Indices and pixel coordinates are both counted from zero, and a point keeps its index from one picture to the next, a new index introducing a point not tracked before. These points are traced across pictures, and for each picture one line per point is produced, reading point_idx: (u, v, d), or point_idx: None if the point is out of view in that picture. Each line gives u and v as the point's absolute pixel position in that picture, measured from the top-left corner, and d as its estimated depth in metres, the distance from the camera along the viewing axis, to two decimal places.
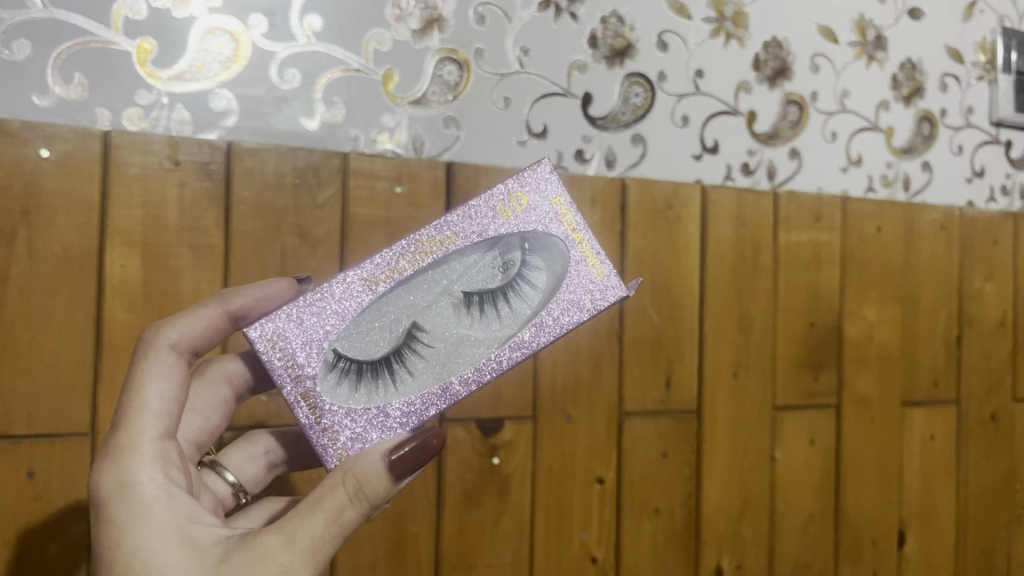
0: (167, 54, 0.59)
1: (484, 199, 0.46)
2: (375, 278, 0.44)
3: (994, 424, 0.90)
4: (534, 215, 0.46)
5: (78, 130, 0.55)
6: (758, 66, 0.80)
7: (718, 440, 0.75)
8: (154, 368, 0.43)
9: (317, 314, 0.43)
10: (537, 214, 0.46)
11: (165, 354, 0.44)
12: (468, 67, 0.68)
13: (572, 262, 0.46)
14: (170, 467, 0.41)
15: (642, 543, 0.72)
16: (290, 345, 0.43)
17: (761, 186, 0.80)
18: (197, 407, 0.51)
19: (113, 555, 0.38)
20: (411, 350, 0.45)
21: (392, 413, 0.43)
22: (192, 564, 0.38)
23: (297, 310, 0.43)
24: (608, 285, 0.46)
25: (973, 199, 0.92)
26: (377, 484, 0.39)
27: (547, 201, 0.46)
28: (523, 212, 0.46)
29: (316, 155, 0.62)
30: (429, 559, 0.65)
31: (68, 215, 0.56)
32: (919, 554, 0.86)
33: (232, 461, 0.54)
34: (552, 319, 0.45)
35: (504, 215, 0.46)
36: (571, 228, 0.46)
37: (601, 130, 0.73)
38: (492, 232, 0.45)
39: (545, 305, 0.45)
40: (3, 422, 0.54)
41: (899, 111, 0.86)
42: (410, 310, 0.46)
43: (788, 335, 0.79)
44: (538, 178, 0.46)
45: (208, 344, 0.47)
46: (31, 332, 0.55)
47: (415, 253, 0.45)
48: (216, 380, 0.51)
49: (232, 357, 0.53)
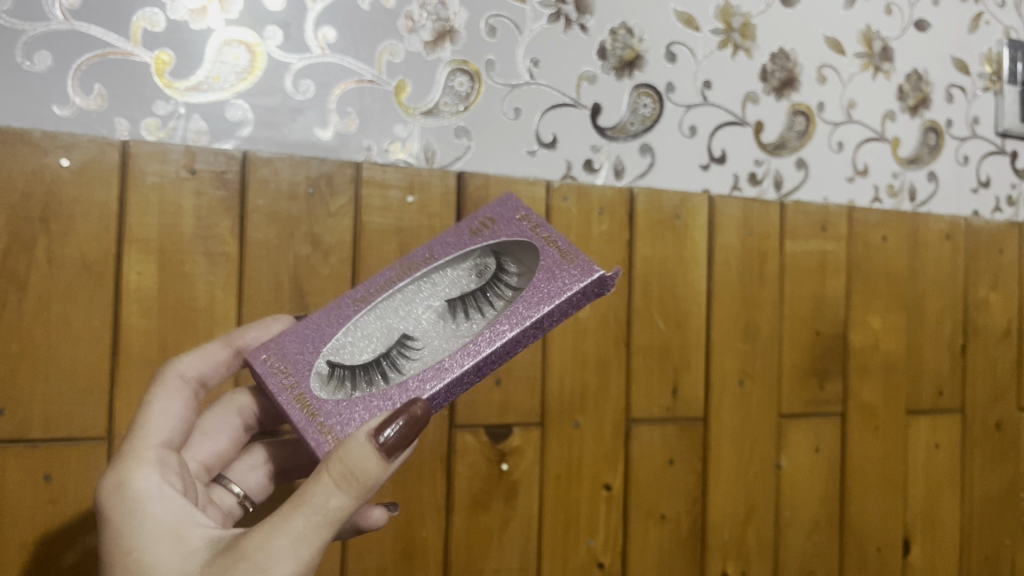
0: (185, 65, 0.60)
1: (456, 228, 0.50)
2: (362, 301, 0.48)
3: (998, 432, 0.91)
4: (502, 227, 0.49)
5: (97, 140, 0.57)
6: (765, 76, 0.80)
7: (723, 448, 0.76)
8: (162, 391, 0.47)
9: (306, 334, 0.46)
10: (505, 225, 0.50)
11: (173, 381, 0.47)
12: (479, 79, 0.69)
13: (545, 253, 0.47)
14: (167, 473, 0.43)
15: (649, 549, 0.73)
16: (283, 362, 0.45)
17: (767, 196, 0.81)
18: (207, 428, 0.53)
19: (111, 555, 0.39)
20: (401, 353, 0.45)
21: (385, 400, 0.42)
22: (182, 562, 0.38)
23: (292, 334, 0.47)
24: (586, 261, 0.46)
25: (979, 209, 0.92)
26: (364, 466, 0.38)
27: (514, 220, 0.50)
28: (492, 229, 0.50)
29: (330, 164, 0.63)
30: (437, 563, 0.66)
31: (86, 222, 0.57)
32: (924, 563, 0.87)
33: (236, 476, 0.54)
34: (531, 296, 0.45)
35: (475, 232, 0.50)
36: (537, 231, 0.49)
37: (610, 140, 0.74)
38: (463, 247, 0.49)
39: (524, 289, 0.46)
40: (21, 426, 0.55)
41: (905, 121, 0.87)
42: (399, 324, 0.47)
43: (795, 343, 0.80)
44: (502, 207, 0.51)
45: (218, 379, 0.50)
46: (50, 338, 0.56)
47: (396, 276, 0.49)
48: (228, 410, 0.53)
49: (244, 390, 0.55)
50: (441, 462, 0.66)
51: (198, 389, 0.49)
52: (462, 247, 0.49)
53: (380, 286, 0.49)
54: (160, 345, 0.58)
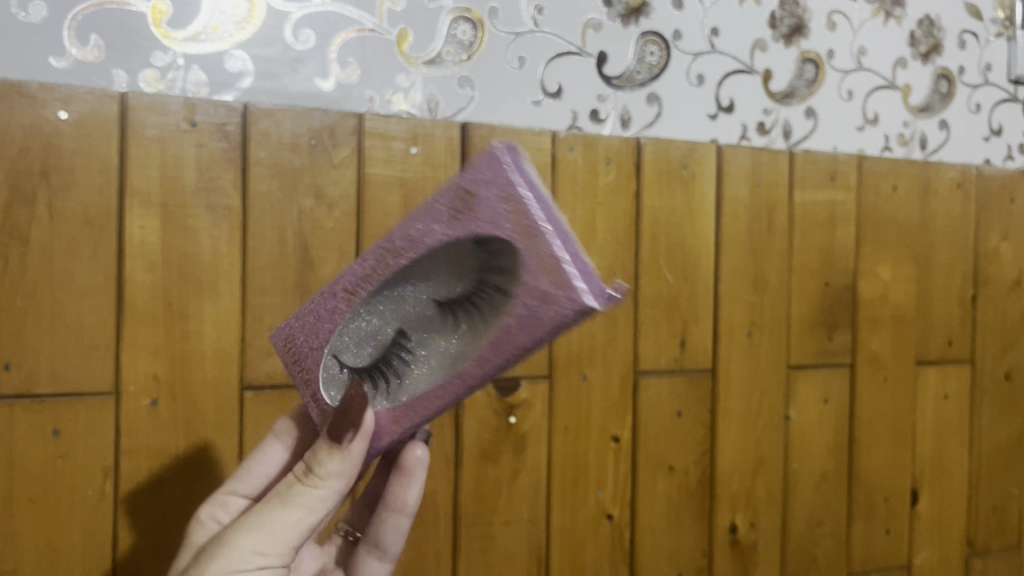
0: (182, 15, 0.59)
1: (443, 202, 0.42)
2: (352, 291, 0.44)
3: (1008, 383, 0.90)
4: (484, 215, 0.41)
5: (95, 92, 0.56)
6: (773, 23, 0.79)
7: (731, 399, 0.76)
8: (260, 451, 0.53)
9: (321, 314, 0.45)
10: (475, 210, 0.41)
11: (269, 445, 0.53)
12: (483, 26, 0.68)
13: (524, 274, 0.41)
14: (219, 514, 0.50)
15: (657, 499, 0.73)
16: (297, 346, 0.45)
17: (776, 145, 0.79)
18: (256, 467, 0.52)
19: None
20: (396, 357, 0.46)
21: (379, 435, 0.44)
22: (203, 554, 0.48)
23: (313, 320, 0.45)
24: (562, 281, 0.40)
25: (990, 157, 0.91)
26: (314, 452, 0.42)
27: (492, 173, 0.42)
28: (473, 208, 0.41)
29: (331, 116, 0.62)
30: (447, 519, 0.66)
31: (88, 175, 0.56)
32: (931, 513, 0.87)
33: (330, 470, 0.41)
34: (510, 336, 0.42)
35: (456, 214, 0.42)
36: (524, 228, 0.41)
37: (616, 89, 0.73)
38: (438, 211, 0.42)
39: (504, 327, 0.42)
40: (28, 381, 0.55)
41: (916, 68, 0.86)
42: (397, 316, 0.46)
43: (803, 294, 0.79)
44: (500, 168, 0.41)
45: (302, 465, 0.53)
46: (54, 293, 0.55)
47: (383, 266, 0.43)
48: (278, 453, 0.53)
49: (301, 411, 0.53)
50: (449, 418, 0.65)
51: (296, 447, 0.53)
52: (439, 222, 0.42)
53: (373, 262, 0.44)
54: (166, 300, 0.58)
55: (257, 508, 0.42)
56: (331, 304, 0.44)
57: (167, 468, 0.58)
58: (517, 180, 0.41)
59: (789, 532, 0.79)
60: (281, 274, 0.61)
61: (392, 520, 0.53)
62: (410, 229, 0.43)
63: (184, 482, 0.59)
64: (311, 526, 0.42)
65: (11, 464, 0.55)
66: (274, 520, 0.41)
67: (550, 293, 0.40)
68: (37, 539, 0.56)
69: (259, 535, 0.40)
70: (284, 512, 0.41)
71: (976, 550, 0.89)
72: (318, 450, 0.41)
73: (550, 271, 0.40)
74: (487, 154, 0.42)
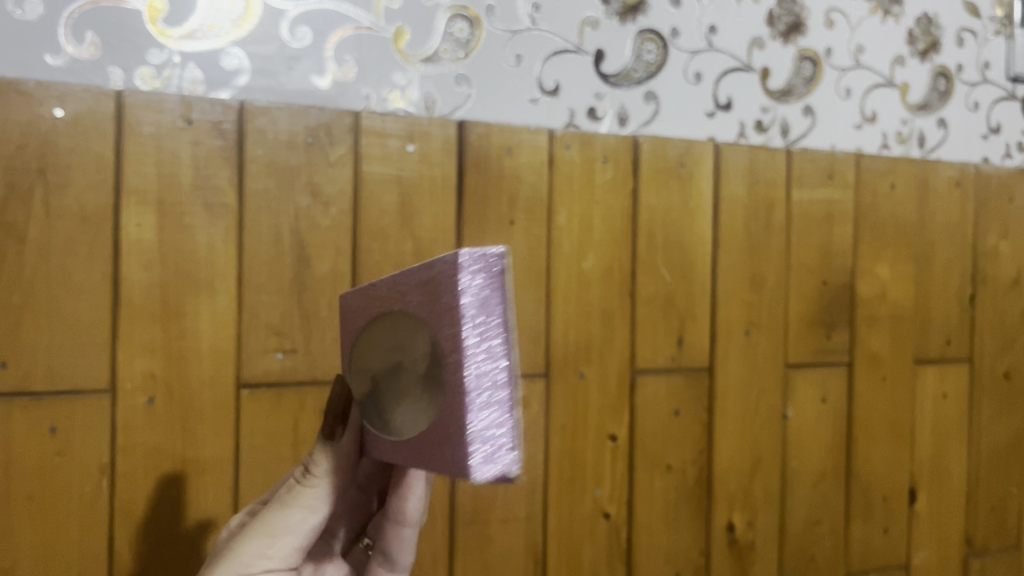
0: (179, 12, 0.59)
1: (422, 274, 0.37)
2: (361, 305, 0.41)
3: (1007, 382, 0.90)
4: (438, 313, 0.36)
5: (91, 90, 0.56)
6: (771, 21, 0.79)
7: (729, 398, 0.75)
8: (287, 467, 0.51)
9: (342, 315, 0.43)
10: (438, 300, 0.37)
11: None
12: (479, 24, 0.68)
13: (452, 410, 0.36)
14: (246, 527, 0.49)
15: (655, 498, 0.73)
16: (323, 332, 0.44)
17: (773, 143, 0.79)
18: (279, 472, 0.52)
19: None
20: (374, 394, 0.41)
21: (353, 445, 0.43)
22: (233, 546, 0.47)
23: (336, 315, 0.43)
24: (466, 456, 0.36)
25: (988, 155, 0.91)
26: (309, 456, 0.44)
27: (456, 279, 0.36)
28: (437, 303, 0.37)
29: (328, 114, 0.62)
30: (443, 517, 0.66)
31: (84, 173, 0.56)
32: (930, 512, 0.87)
33: (324, 472, 0.43)
34: (437, 458, 0.37)
35: (426, 295, 0.37)
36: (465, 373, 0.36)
37: (613, 87, 0.73)
38: (419, 276, 0.38)
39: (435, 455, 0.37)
40: (24, 378, 0.55)
41: (914, 66, 0.86)
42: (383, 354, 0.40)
43: (801, 292, 0.79)
44: (464, 273, 0.36)
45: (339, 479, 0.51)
46: (51, 290, 0.55)
47: (380, 297, 0.40)
48: None
49: None
50: None
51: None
52: (414, 292, 0.38)
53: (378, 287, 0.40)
54: (162, 298, 0.58)
55: (260, 512, 0.44)
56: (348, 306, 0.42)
57: (164, 465, 0.58)
58: (468, 301, 0.36)
59: (787, 531, 0.79)
60: (278, 271, 0.61)
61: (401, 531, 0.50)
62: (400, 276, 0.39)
63: (181, 480, 0.59)
64: (312, 525, 0.44)
65: (8, 461, 0.55)
66: (278, 524, 0.43)
67: (462, 463, 0.36)
68: (33, 537, 0.56)
69: (261, 542, 0.42)
70: (286, 515, 0.43)
71: (975, 549, 0.89)
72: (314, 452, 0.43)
73: (464, 438, 0.36)
74: (460, 256, 0.36)
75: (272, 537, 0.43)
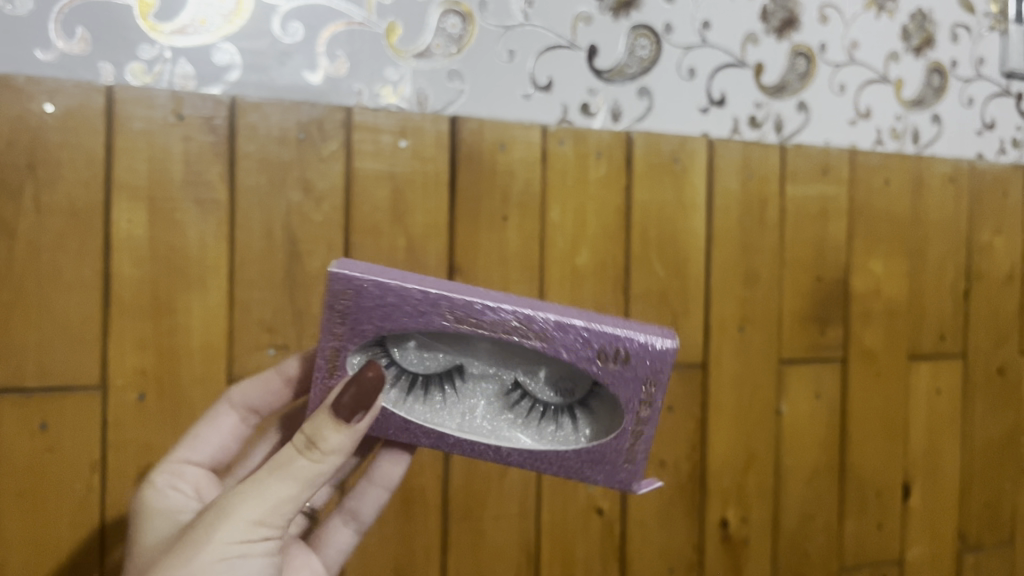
0: (169, 8, 0.59)
1: (600, 342, 0.40)
2: (469, 323, 0.39)
3: (1001, 377, 0.90)
4: (614, 377, 0.41)
5: (82, 85, 0.55)
6: (765, 17, 0.79)
7: (723, 394, 0.75)
8: (206, 417, 0.52)
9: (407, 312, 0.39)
10: (608, 365, 0.40)
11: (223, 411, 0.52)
12: (472, 20, 0.67)
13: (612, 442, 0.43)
14: (177, 482, 0.48)
15: (648, 494, 0.73)
16: (352, 311, 0.39)
17: (768, 139, 0.79)
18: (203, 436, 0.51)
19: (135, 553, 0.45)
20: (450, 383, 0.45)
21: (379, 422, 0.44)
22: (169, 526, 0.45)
23: (397, 307, 0.39)
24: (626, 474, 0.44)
25: (983, 151, 0.91)
26: (315, 420, 0.39)
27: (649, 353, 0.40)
28: (617, 370, 0.41)
29: (320, 109, 0.61)
30: (436, 513, 0.66)
31: (74, 169, 0.56)
32: (924, 508, 0.87)
33: (335, 446, 0.39)
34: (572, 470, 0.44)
35: (602, 361, 0.40)
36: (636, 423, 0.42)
37: (607, 83, 0.72)
38: (588, 339, 0.40)
39: (569, 463, 0.44)
40: (15, 375, 0.55)
41: (909, 62, 0.85)
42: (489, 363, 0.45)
43: (795, 288, 0.79)
44: (653, 351, 0.40)
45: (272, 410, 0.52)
46: (41, 287, 0.55)
47: (512, 335, 0.40)
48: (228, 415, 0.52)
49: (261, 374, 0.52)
50: None
51: (250, 414, 0.52)
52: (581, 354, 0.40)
53: (493, 316, 0.39)
54: (153, 294, 0.58)
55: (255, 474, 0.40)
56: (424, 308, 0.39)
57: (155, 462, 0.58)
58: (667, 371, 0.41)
59: (780, 527, 0.79)
60: (269, 268, 0.61)
61: (369, 490, 0.54)
62: (542, 323, 0.40)
63: None
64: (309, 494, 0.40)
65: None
66: (278, 493, 0.39)
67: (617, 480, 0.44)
68: (24, 533, 0.55)
69: (260, 509, 0.39)
70: (286, 485, 0.39)
71: (968, 544, 0.90)
72: (320, 421, 0.39)
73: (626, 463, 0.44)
74: (662, 343, 0.40)
75: (269, 505, 0.39)
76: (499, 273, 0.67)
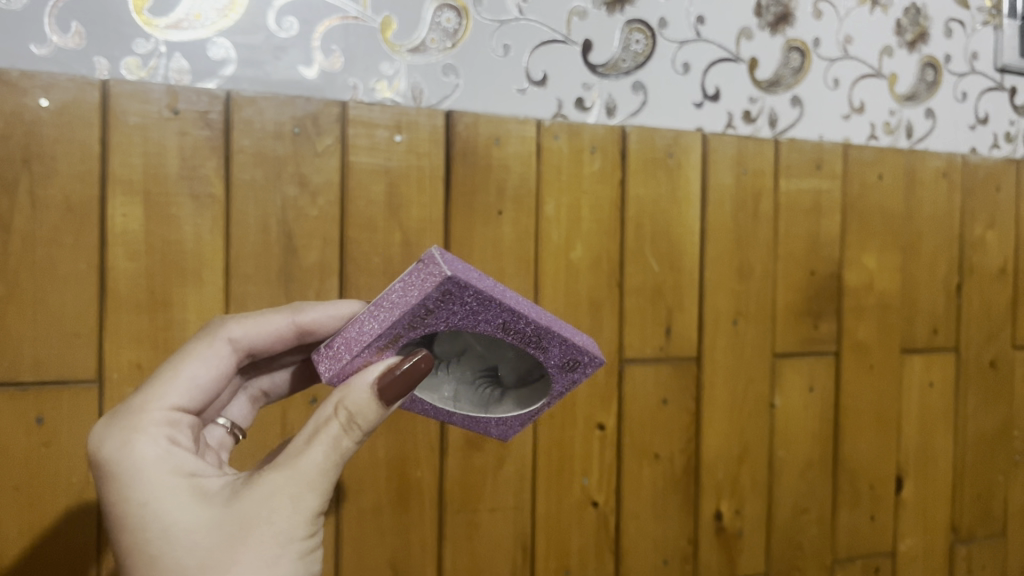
0: (164, 2, 0.59)
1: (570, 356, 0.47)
2: (508, 329, 0.44)
3: (993, 370, 0.91)
4: (558, 376, 0.48)
5: (77, 79, 0.55)
6: (759, 12, 0.79)
7: (716, 388, 0.76)
8: (200, 354, 0.47)
9: (478, 311, 0.42)
10: (560, 367, 0.47)
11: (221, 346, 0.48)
12: (467, 14, 0.68)
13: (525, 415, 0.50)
14: (175, 435, 0.43)
15: (643, 486, 0.73)
16: (440, 302, 0.41)
17: (762, 133, 0.80)
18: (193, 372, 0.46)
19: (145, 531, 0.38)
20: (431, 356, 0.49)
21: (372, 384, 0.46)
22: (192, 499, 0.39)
23: (474, 308, 0.42)
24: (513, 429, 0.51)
25: (976, 146, 0.91)
26: (355, 398, 0.40)
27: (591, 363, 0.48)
28: (564, 372, 0.48)
29: (315, 104, 0.62)
30: (432, 506, 0.66)
31: (69, 163, 0.56)
32: (916, 500, 0.87)
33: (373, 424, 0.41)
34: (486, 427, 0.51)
35: (563, 368, 0.47)
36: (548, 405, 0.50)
37: (601, 78, 0.73)
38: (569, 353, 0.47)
39: (484, 423, 0.51)
40: (11, 369, 0.55)
41: (902, 57, 0.86)
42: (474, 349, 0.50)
43: (788, 282, 0.79)
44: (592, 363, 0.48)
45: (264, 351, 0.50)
46: (37, 282, 0.55)
47: (525, 341, 0.45)
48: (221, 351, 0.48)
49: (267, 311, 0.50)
50: None
51: (243, 356, 0.49)
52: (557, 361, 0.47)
53: (531, 328, 0.44)
54: (149, 288, 0.58)
55: (296, 457, 0.40)
56: (493, 311, 0.42)
57: None
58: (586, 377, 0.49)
59: (774, 519, 0.80)
60: (265, 262, 0.61)
61: None
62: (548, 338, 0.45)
63: None
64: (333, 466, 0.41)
65: None
66: (325, 473, 0.40)
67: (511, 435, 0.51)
68: (21, 526, 0.56)
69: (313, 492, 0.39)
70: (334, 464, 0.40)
71: (961, 537, 0.90)
72: (364, 399, 0.40)
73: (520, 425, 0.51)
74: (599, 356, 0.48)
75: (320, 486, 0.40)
76: (493, 267, 0.67)
